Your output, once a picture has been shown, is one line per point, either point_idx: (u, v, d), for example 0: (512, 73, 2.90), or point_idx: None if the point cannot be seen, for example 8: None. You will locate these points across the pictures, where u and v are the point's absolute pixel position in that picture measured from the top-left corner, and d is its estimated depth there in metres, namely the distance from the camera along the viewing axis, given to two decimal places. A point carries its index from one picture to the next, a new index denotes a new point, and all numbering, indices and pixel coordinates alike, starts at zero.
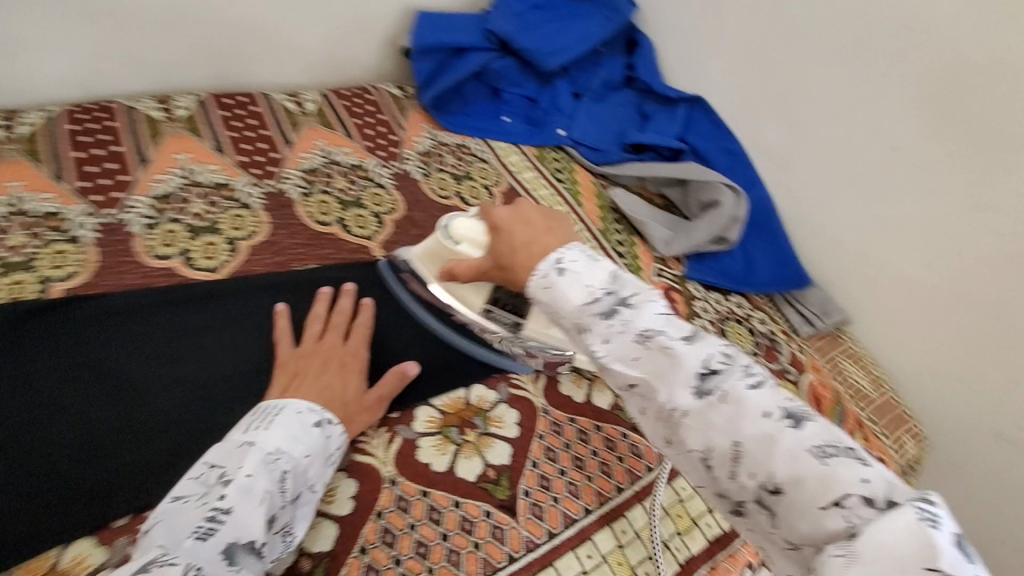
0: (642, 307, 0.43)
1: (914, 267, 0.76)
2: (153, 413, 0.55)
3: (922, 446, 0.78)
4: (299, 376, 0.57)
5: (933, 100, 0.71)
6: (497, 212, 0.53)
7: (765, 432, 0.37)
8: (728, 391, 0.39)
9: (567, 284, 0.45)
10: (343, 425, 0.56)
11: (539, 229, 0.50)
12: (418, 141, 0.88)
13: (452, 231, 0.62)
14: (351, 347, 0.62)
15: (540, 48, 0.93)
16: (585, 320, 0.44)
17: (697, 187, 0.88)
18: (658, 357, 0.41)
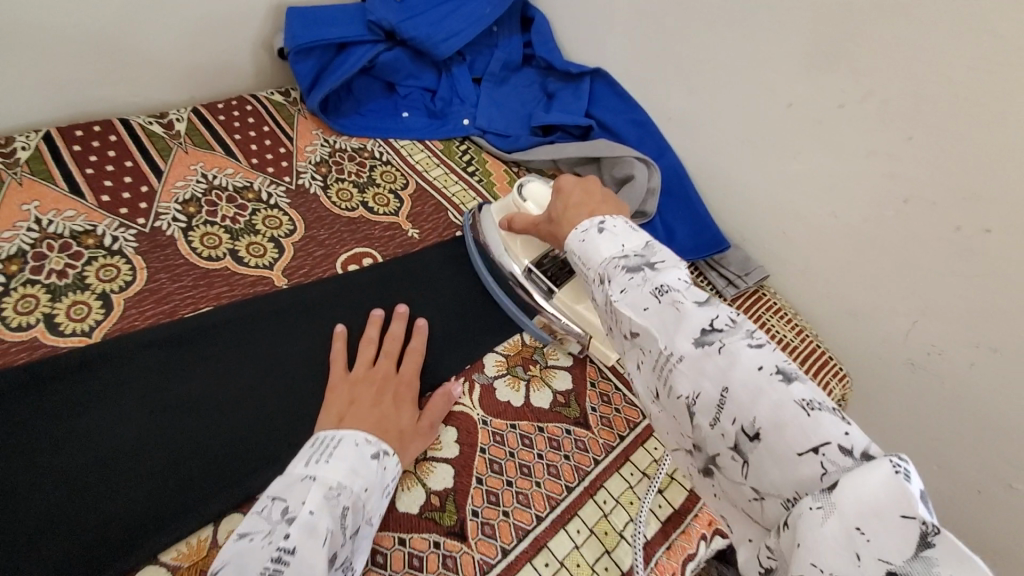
0: (665, 269, 0.45)
1: (819, 216, 0.76)
2: (102, 476, 0.48)
3: (847, 385, 0.80)
4: (355, 404, 0.54)
5: (812, 48, 0.70)
6: (563, 178, 0.63)
7: (755, 383, 0.37)
8: (727, 344, 0.39)
9: (603, 241, 0.50)
10: (398, 455, 0.52)
11: (595, 199, 0.59)
12: (312, 150, 0.81)
13: (525, 190, 0.71)
14: (403, 374, 0.59)
15: (430, 35, 0.87)
16: (610, 271, 0.47)
17: (610, 162, 0.85)
18: (668, 310, 0.42)
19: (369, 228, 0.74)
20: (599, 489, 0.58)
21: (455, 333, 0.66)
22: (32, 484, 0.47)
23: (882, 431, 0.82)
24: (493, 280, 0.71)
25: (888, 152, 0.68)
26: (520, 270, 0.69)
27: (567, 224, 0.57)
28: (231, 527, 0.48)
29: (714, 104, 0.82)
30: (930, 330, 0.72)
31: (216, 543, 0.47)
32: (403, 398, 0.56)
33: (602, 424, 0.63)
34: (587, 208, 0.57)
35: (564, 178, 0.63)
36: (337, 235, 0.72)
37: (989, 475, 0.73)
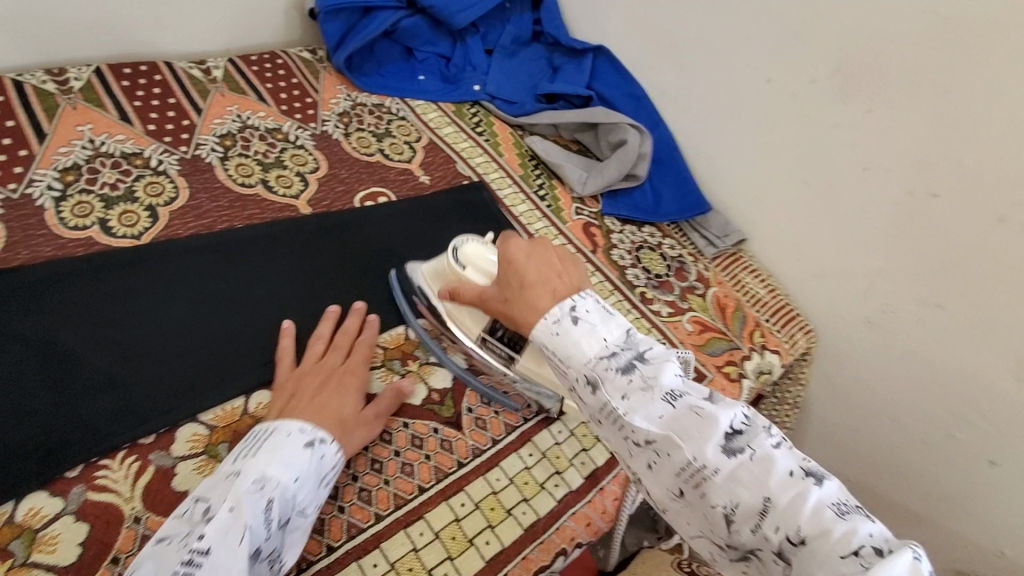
0: (660, 364, 0.43)
1: (792, 183, 0.84)
2: (150, 351, 0.56)
3: (811, 339, 0.88)
4: (296, 397, 0.54)
5: (789, 30, 0.78)
6: (512, 244, 0.52)
7: (789, 489, 0.37)
8: (756, 449, 0.39)
9: (581, 335, 0.45)
10: (339, 443, 0.51)
11: (552, 271, 0.50)
12: (335, 102, 0.89)
13: (461, 255, 0.61)
14: (351, 365, 0.58)
15: (447, 5, 0.95)
16: (601, 374, 0.43)
17: (606, 129, 0.93)
18: (688, 417, 0.40)
19: (385, 171, 0.82)
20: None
21: None
22: (89, 349, 0.54)
23: (841, 387, 0.90)
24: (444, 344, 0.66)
25: (852, 123, 0.76)
26: (474, 340, 0.62)
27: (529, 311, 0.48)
28: (260, 400, 0.56)
29: (702, 80, 0.90)
30: (885, 289, 0.80)
31: (246, 411, 0.55)
32: (348, 391, 0.55)
33: None
34: (549, 288, 0.48)
35: (510, 243, 0.52)
36: (356, 174, 0.80)
37: (931, 423, 0.81)
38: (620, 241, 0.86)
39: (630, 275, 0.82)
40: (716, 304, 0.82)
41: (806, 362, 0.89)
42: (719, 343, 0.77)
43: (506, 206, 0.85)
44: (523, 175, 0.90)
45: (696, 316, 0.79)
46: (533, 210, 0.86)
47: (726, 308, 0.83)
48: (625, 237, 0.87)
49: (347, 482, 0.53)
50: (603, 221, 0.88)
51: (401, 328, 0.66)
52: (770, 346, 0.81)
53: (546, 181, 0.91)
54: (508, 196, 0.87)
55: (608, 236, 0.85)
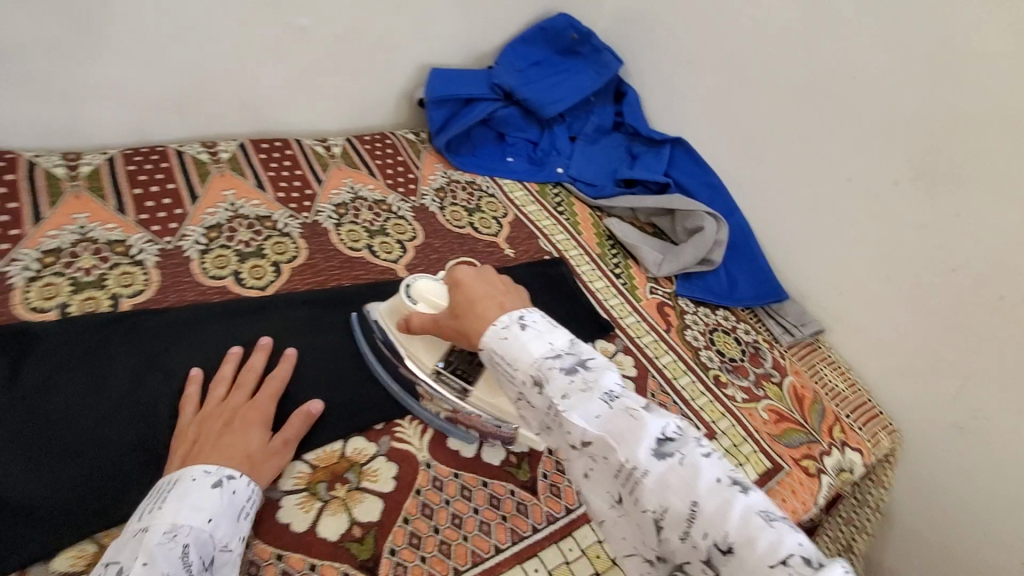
0: (600, 370, 0.48)
1: (873, 277, 0.85)
2: None
3: (895, 439, 0.84)
4: (197, 444, 0.54)
5: (868, 134, 0.82)
6: (461, 270, 0.60)
7: (718, 495, 0.39)
8: (686, 455, 0.41)
9: (528, 338, 0.50)
10: (248, 475, 0.53)
11: (497, 291, 0.57)
12: (434, 178, 0.99)
13: (413, 290, 0.63)
14: (255, 401, 0.59)
15: (540, 98, 1.07)
16: (545, 374, 0.47)
17: (683, 215, 0.97)
18: (621, 418, 0.44)
19: (474, 242, 0.90)
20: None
21: None
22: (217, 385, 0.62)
23: (930, 494, 0.84)
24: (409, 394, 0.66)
25: (937, 225, 0.77)
26: (428, 375, 0.64)
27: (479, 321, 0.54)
28: (357, 446, 0.62)
29: (781, 174, 0.94)
30: (975, 394, 0.76)
31: (344, 454, 0.61)
32: (252, 420, 0.57)
33: None
34: (496, 300, 0.56)
35: (459, 270, 0.60)
36: (449, 244, 0.88)
37: None
38: (694, 323, 0.87)
39: (704, 357, 0.83)
40: (793, 394, 0.81)
41: (888, 464, 0.85)
42: (796, 436, 0.76)
43: (583, 281, 0.89)
44: (600, 254, 0.95)
45: (772, 405, 0.79)
46: (609, 286, 0.90)
47: (804, 400, 0.81)
48: (699, 319, 0.89)
49: (429, 533, 0.56)
50: (677, 301, 0.91)
51: None
52: (851, 443, 0.79)
53: (623, 260, 0.95)
54: (587, 271, 0.91)
55: (682, 317, 0.88)
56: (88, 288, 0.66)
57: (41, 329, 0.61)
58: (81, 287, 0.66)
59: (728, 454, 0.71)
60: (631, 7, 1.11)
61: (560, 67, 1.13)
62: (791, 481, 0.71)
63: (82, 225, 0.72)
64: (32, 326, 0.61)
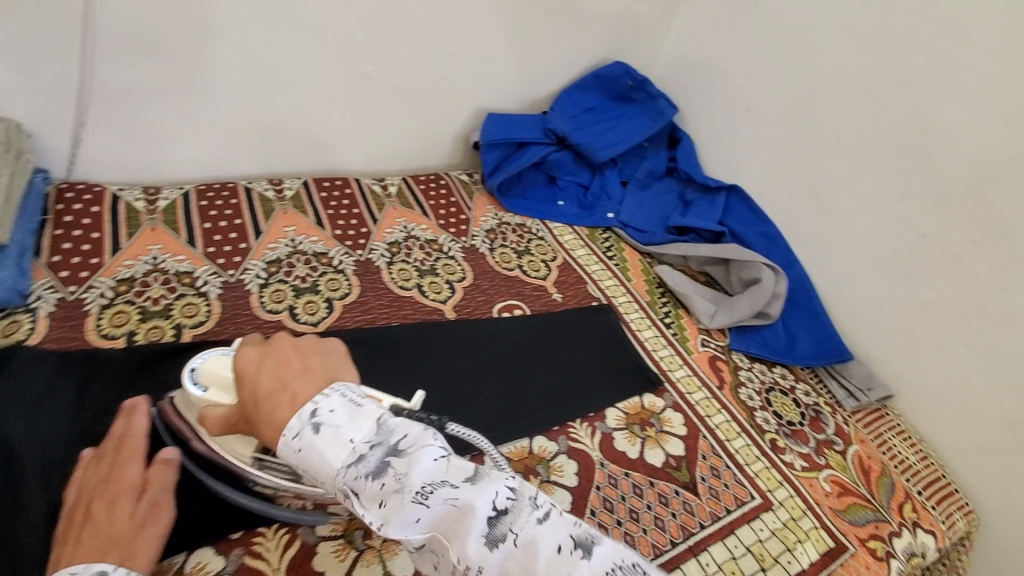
0: (412, 453, 0.42)
1: (950, 342, 0.79)
2: None
3: (972, 522, 0.76)
4: (64, 541, 0.48)
5: (946, 190, 0.78)
6: (244, 356, 0.51)
7: (562, 573, 0.36)
8: (520, 533, 0.38)
9: (323, 442, 0.44)
10: (121, 561, 0.47)
11: (287, 374, 0.49)
12: (485, 220, 1.01)
13: (202, 374, 0.55)
14: (117, 470, 0.53)
15: (592, 143, 1.08)
16: (352, 484, 0.42)
17: (738, 265, 0.94)
18: (443, 512, 0.39)
19: (522, 286, 0.90)
20: (730, 534, 0.64)
21: (580, 378, 0.77)
22: None
23: None
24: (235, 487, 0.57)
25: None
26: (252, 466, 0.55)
27: (266, 424, 0.47)
28: None
29: (844, 226, 0.90)
30: None
31: None
32: (118, 494, 0.51)
33: (710, 494, 0.67)
34: (282, 388, 0.48)
35: (243, 354, 0.52)
36: (497, 286, 0.88)
37: None
38: (749, 380, 0.83)
39: (760, 418, 0.78)
40: (858, 465, 0.75)
41: (962, 551, 0.77)
42: (864, 513, 0.70)
43: (632, 331, 0.87)
44: (649, 302, 0.93)
45: (835, 476, 0.73)
46: (659, 336, 0.87)
47: (871, 473, 0.75)
48: (754, 376, 0.85)
49: None
50: (731, 355, 0.87)
51: (526, 441, 0.68)
52: (925, 526, 0.71)
53: (673, 309, 0.92)
54: (635, 319, 0.89)
55: (736, 373, 0.84)
56: (155, 317, 0.70)
57: (108, 355, 0.64)
58: (148, 316, 0.70)
59: (786, 528, 0.66)
60: (690, 56, 1.12)
61: (614, 113, 1.14)
62: (857, 564, 0.65)
63: (156, 256, 0.77)
64: (101, 351, 0.65)
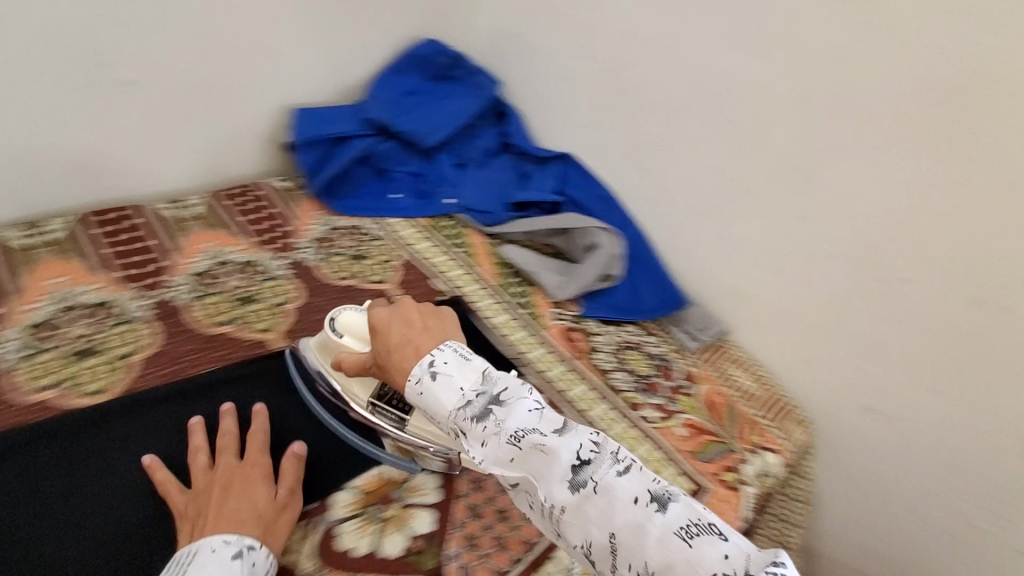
0: (510, 403, 0.50)
1: (766, 273, 0.86)
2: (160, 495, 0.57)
3: (809, 431, 0.85)
4: (202, 515, 0.53)
5: (739, 131, 0.83)
6: (376, 314, 0.60)
7: (634, 521, 0.42)
8: (599, 482, 0.45)
9: (439, 388, 0.52)
10: (265, 544, 0.52)
11: (414, 329, 0.58)
12: (311, 228, 0.92)
13: (339, 324, 0.67)
14: (249, 460, 0.58)
15: (417, 128, 1.03)
16: (461, 425, 0.50)
17: (578, 233, 0.95)
18: (533, 454, 0.47)
19: (360, 294, 0.83)
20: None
21: None
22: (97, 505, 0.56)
23: (850, 477, 0.85)
24: (355, 434, 0.66)
25: (814, 214, 0.78)
26: (365, 408, 0.66)
27: (393, 370, 0.56)
28: None
29: (665, 180, 0.94)
30: (875, 373, 0.79)
31: None
32: (251, 481, 0.56)
33: None
34: (408, 344, 0.56)
35: (376, 311, 0.61)
36: (332, 300, 0.81)
37: (958, 513, 0.75)
38: (604, 344, 0.85)
39: (616, 380, 0.80)
40: (706, 403, 0.81)
41: (808, 457, 0.86)
42: (715, 448, 0.75)
43: (485, 319, 0.84)
44: (500, 284, 0.91)
45: (689, 419, 0.77)
46: (512, 319, 0.86)
47: (717, 407, 0.81)
48: (608, 338, 0.87)
49: None
50: (584, 323, 0.88)
51: (377, 469, 0.64)
52: (771, 446, 0.78)
53: (524, 288, 0.91)
54: (487, 306, 0.87)
55: (590, 340, 0.85)
56: None
57: None
58: None
59: None
60: (503, 26, 1.09)
61: (436, 93, 1.09)
62: (717, 502, 0.69)
63: None
64: None
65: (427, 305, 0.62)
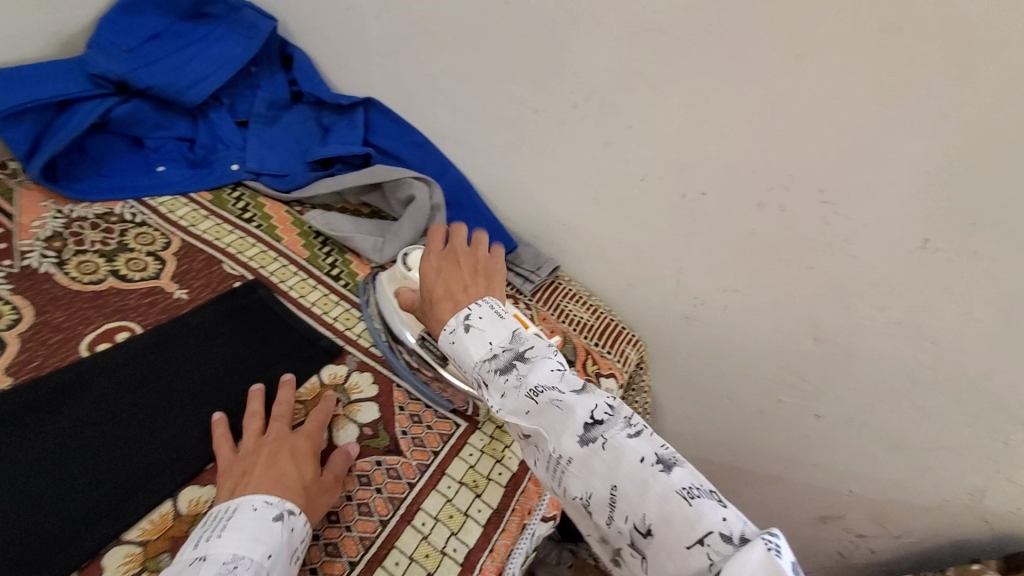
0: (534, 361, 0.53)
1: (586, 204, 0.85)
2: (34, 502, 0.51)
3: (640, 348, 0.90)
4: (247, 474, 0.53)
5: (535, 59, 0.78)
6: (428, 264, 0.65)
7: (639, 476, 0.43)
8: (609, 439, 0.46)
9: (470, 340, 0.57)
10: (304, 515, 0.51)
11: (459, 284, 0.63)
12: (40, 224, 0.72)
13: (408, 261, 0.71)
14: (302, 433, 0.58)
15: (170, 82, 0.83)
16: (485, 376, 0.54)
17: (391, 187, 0.86)
18: (549, 409, 0.49)
19: (121, 299, 0.67)
20: (442, 477, 0.62)
21: (233, 386, 0.63)
22: None
23: (680, 379, 0.93)
24: (403, 367, 0.69)
25: (617, 139, 0.78)
26: (414, 338, 0.68)
27: (433, 319, 0.62)
28: None
29: (476, 118, 0.87)
30: (689, 285, 0.83)
31: None
32: (300, 456, 0.56)
33: (415, 445, 0.64)
34: (451, 297, 0.61)
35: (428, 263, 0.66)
36: (79, 314, 0.65)
37: (764, 395, 0.85)
38: None
39: None
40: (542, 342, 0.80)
41: (643, 371, 0.93)
42: None
43: (293, 299, 0.74)
44: (310, 257, 0.80)
45: None
46: (328, 295, 0.76)
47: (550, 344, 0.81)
48: None
49: None
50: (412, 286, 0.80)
51: (168, 503, 0.54)
52: (605, 370, 0.82)
53: (339, 257, 0.81)
54: (295, 285, 0.76)
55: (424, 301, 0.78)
56: None
57: None
58: None
59: (493, 440, 0.68)
60: None
61: (192, 36, 0.88)
62: None
63: None
64: None
65: (478, 266, 0.67)
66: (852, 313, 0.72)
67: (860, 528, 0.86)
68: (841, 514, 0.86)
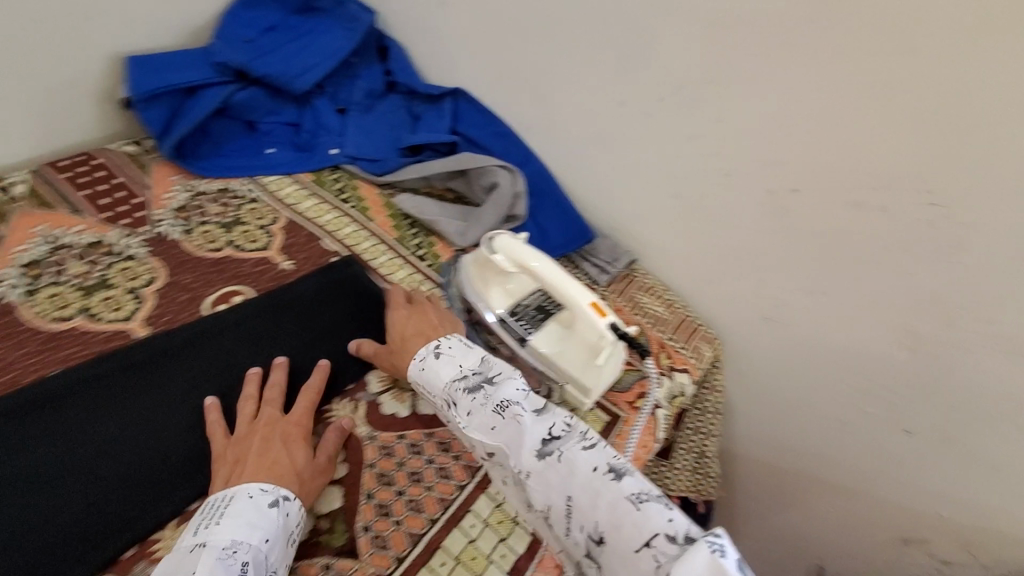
0: (500, 383, 0.59)
1: (666, 198, 0.85)
2: (166, 438, 0.59)
3: (715, 346, 0.89)
4: (240, 462, 0.56)
5: (624, 52, 0.78)
6: (397, 315, 0.70)
7: (591, 484, 0.49)
8: (564, 452, 0.52)
9: (442, 364, 0.63)
10: (299, 497, 0.54)
11: (428, 327, 0.68)
12: (170, 196, 0.81)
13: (493, 244, 0.75)
14: (293, 417, 0.61)
15: (281, 72, 0.90)
16: (454, 396, 0.60)
17: (476, 173, 0.89)
18: (509, 424, 0.55)
19: (237, 266, 0.75)
20: None
21: (331, 351, 0.69)
22: (104, 460, 0.56)
23: (755, 381, 0.91)
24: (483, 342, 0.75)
25: (703, 133, 0.77)
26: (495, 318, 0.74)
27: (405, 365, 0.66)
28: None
29: (560, 110, 0.89)
30: (772, 285, 0.81)
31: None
32: (286, 442, 0.58)
33: None
34: (424, 337, 0.67)
35: (396, 314, 0.71)
36: (202, 277, 0.73)
37: (848, 405, 0.81)
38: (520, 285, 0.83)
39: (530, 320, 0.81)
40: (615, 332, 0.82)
41: (717, 370, 0.91)
42: (628, 375, 0.78)
43: (382, 276, 0.79)
44: (398, 238, 0.85)
45: None
46: (413, 273, 0.81)
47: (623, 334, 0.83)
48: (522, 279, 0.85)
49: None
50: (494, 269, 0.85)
51: None
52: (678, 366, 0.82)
53: (425, 238, 0.86)
54: (384, 263, 0.81)
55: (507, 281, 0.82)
56: None
57: None
58: None
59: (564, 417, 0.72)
60: None
61: (302, 29, 0.96)
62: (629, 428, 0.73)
63: None
64: None
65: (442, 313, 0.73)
66: (953, 324, 0.68)
67: (945, 555, 0.80)
68: (925, 538, 0.81)
